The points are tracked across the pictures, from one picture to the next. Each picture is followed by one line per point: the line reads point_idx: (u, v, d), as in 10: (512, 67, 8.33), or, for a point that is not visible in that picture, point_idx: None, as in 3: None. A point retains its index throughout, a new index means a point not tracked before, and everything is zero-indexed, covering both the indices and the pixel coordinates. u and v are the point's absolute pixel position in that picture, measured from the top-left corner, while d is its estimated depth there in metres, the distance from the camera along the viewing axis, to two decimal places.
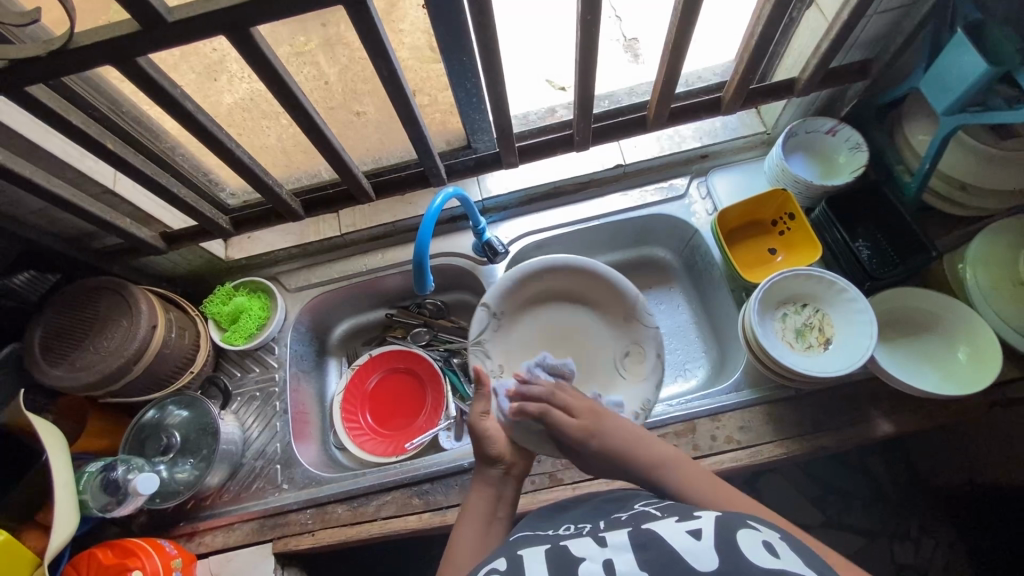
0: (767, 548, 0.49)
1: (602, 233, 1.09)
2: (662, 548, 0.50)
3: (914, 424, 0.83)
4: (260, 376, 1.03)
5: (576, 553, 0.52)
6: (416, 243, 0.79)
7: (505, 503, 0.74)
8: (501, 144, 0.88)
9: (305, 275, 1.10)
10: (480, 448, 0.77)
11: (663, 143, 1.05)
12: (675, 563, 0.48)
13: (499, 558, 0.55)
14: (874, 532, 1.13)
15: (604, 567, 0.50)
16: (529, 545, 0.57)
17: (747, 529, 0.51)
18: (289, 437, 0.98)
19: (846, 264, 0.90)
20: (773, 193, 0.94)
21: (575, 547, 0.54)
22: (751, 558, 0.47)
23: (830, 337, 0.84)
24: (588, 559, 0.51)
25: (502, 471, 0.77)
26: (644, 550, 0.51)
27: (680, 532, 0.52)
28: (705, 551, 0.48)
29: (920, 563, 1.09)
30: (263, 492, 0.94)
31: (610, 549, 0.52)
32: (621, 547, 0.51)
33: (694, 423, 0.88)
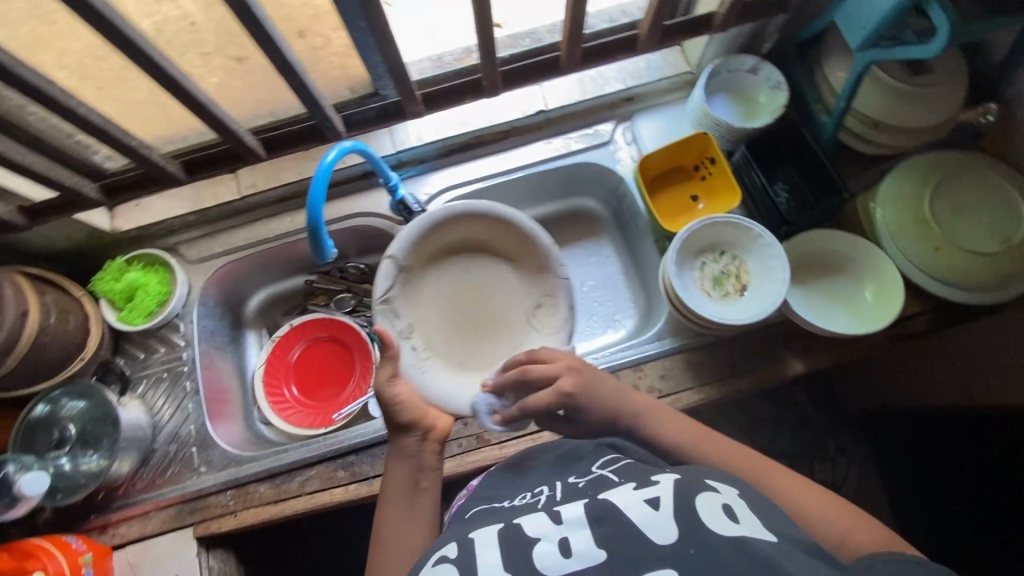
0: (727, 513, 0.52)
1: (528, 184, 1.05)
2: (618, 524, 0.52)
3: (824, 361, 0.86)
4: (166, 356, 0.96)
5: (530, 533, 0.54)
6: (308, 206, 0.72)
7: (429, 471, 0.70)
8: (400, 91, 0.80)
9: (207, 244, 1.00)
10: (390, 416, 0.71)
11: (585, 86, 1.01)
12: (633, 540, 0.50)
13: (449, 543, 0.56)
14: (795, 457, 1.24)
15: (561, 547, 0.51)
16: (482, 525, 0.57)
17: (707, 492, 0.54)
18: (203, 418, 0.93)
19: (764, 210, 0.89)
20: (695, 137, 0.90)
21: (528, 525, 0.55)
22: (710, 527, 0.50)
23: (747, 284, 0.84)
24: (542, 539, 0.53)
25: (420, 437, 0.71)
26: (601, 525, 0.52)
27: (638, 502, 0.54)
28: (663, 524, 0.51)
29: (835, 479, 1.21)
30: (180, 477, 0.89)
31: (566, 526, 0.53)
32: (576, 523, 0.53)
33: (618, 374, 0.89)
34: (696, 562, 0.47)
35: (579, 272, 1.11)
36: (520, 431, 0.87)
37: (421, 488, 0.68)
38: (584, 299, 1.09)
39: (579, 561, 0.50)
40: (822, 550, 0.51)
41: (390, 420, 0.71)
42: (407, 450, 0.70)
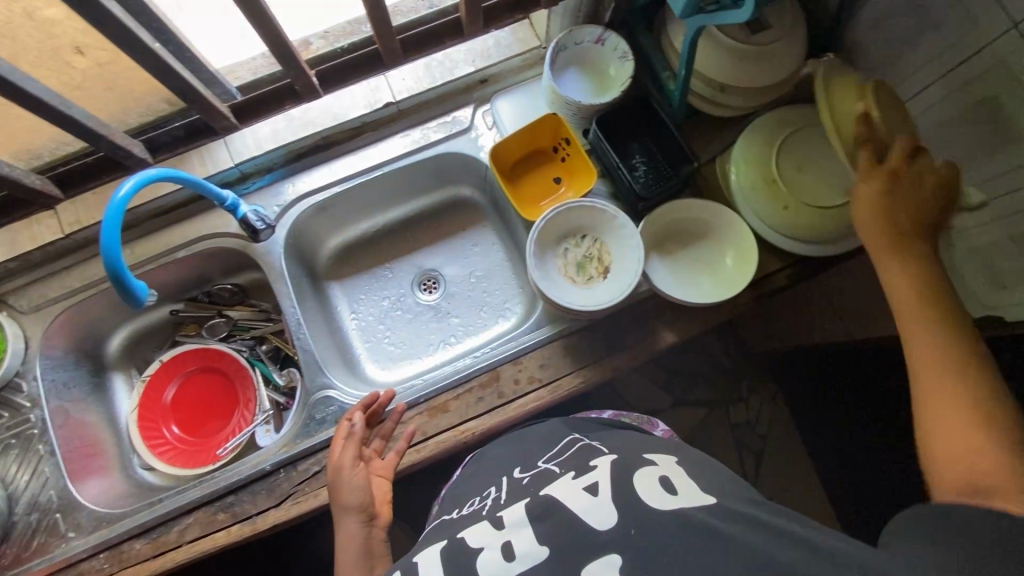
0: (665, 484, 0.51)
1: (394, 181, 0.99)
2: (559, 516, 0.49)
3: (695, 328, 0.88)
4: (12, 421, 0.87)
5: (471, 544, 0.51)
6: (105, 249, 0.66)
7: (379, 557, 0.71)
8: (198, 108, 0.74)
9: (38, 290, 0.91)
10: (340, 496, 0.74)
11: (435, 71, 0.95)
12: (573, 528, 0.48)
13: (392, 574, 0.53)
14: (713, 403, 1.33)
15: (503, 551, 0.49)
16: (427, 546, 0.55)
17: (647, 468, 0.53)
18: (63, 480, 0.86)
19: (620, 188, 0.88)
20: (545, 120, 0.88)
21: (472, 535, 0.52)
22: (648, 500, 0.48)
23: (609, 265, 0.84)
24: (485, 548, 0.50)
25: (367, 522, 0.73)
26: (542, 521, 0.50)
27: (578, 491, 0.52)
28: (602, 509, 0.48)
29: (749, 418, 1.33)
30: (47, 546, 0.83)
31: (508, 529, 0.51)
32: (518, 523, 0.51)
33: (498, 370, 0.88)
34: (638, 539, 0.45)
35: (464, 265, 1.10)
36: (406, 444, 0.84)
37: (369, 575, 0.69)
38: (472, 292, 1.08)
39: (521, 562, 0.47)
40: (770, 504, 0.50)
41: (340, 500, 0.74)
42: (354, 536, 0.71)
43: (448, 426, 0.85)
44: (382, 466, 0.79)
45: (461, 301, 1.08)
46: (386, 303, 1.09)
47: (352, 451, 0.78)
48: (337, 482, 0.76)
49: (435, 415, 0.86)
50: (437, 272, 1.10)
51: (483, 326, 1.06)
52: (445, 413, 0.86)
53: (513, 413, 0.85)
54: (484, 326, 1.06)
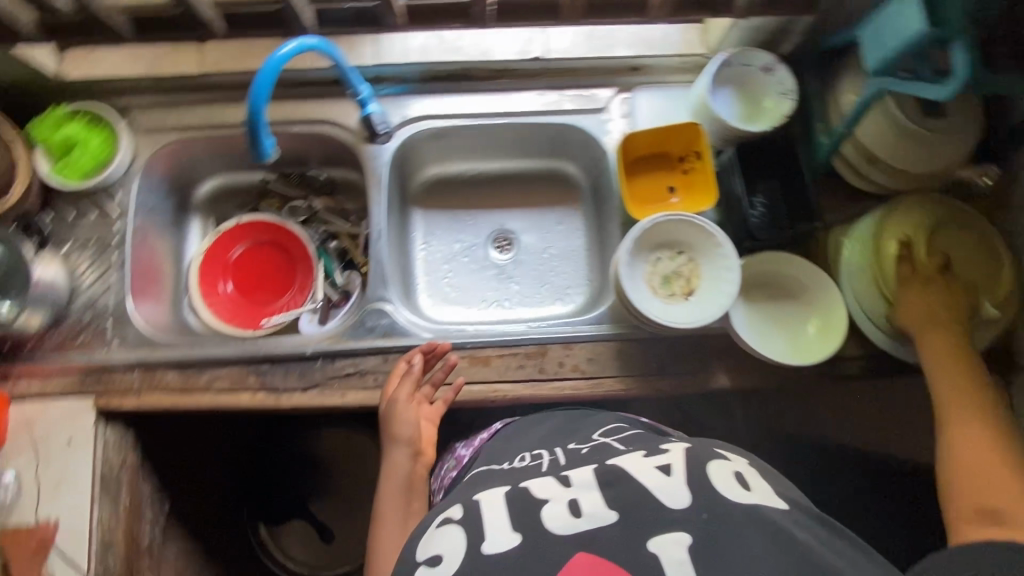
0: (738, 480, 0.57)
1: (513, 134, 0.99)
2: (626, 486, 0.57)
3: (749, 380, 0.86)
4: (97, 223, 0.91)
5: (539, 494, 0.59)
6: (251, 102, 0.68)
7: (418, 492, 0.80)
8: None
9: (160, 114, 0.94)
10: (392, 427, 0.81)
11: (594, 43, 0.94)
12: (645, 503, 0.55)
13: (455, 505, 0.62)
14: None
15: (570, 508, 0.57)
16: (487, 489, 0.64)
17: (718, 461, 0.59)
18: (124, 293, 0.90)
19: (732, 221, 0.86)
20: (685, 126, 0.85)
21: (536, 489, 0.61)
22: (723, 494, 0.55)
23: (694, 289, 0.82)
24: (550, 501, 0.58)
25: (411, 454, 0.81)
26: (610, 488, 0.58)
27: (652, 471, 0.59)
28: (676, 491, 0.55)
29: None
30: (90, 346, 0.87)
31: (576, 489, 0.59)
32: (586, 486, 0.58)
33: (547, 347, 0.87)
34: (708, 524, 0.52)
35: (543, 238, 1.10)
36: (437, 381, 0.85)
37: (408, 507, 0.79)
38: (540, 267, 1.09)
39: (587, 521, 0.55)
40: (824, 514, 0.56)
41: (390, 431, 0.81)
42: (400, 468, 0.80)
43: (481, 380, 0.86)
44: (431, 410, 0.83)
45: (527, 271, 1.08)
46: (456, 246, 1.10)
47: (409, 392, 0.82)
48: (390, 417, 0.82)
49: (474, 365, 0.87)
50: (514, 236, 1.10)
51: (539, 303, 1.07)
52: (483, 367, 0.87)
53: (547, 393, 0.85)
54: (540, 303, 1.07)
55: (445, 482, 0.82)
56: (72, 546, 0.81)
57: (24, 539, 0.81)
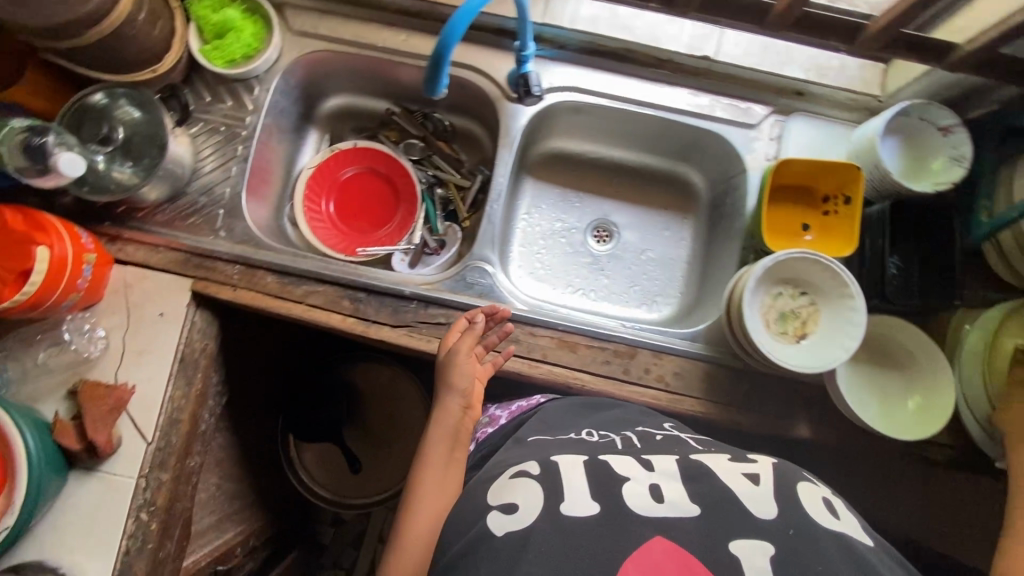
0: (824, 506, 0.56)
1: (653, 128, 0.96)
2: (711, 484, 0.57)
3: (829, 437, 0.84)
4: (230, 111, 0.91)
5: (620, 473, 0.59)
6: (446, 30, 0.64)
7: (464, 443, 0.75)
8: None
9: (314, 19, 0.92)
10: (445, 377, 0.78)
11: (766, 57, 0.89)
12: (729, 502, 0.54)
13: (532, 462, 0.64)
14: None
15: (652, 491, 0.56)
16: (563, 454, 0.65)
17: (806, 485, 0.58)
18: (241, 187, 0.90)
19: (866, 275, 0.83)
20: (844, 167, 0.80)
21: (616, 465, 0.61)
22: (813, 517, 0.54)
23: (807, 334, 0.79)
24: (632, 480, 0.58)
25: (462, 404, 0.77)
26: (694, 482, 0.57)
27: (737, 475, 0.59)
28: (765, 502, 0.55)
29: None
30: (198, 230, 0.88)
31: (657, 476, 0.58)
32: (668, 476, 0.58)
33: (637, 351, 0.86)
34: (793, 539, 0.51)
35: (645, 239, 1.07)
36: (522, 353, 0.85)
37: (453, 459, 0.73)
38: (635, 267, 1.06)
39: (669, 508, 0.54)
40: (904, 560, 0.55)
41: (444, 381, 0.78)
42: (449, 418, 0.76)
43: (565, 365, 0.85)
44: (485, 369, 0.80)
45: (620, 268, 1.06)
46: (557, 224, 1.08)
47: (470, 339, 0.80)
48: (447, 362, 0.79)
49: (560, 348, 0.85)
50: (616, 229, 1.08)
51: (625, 303, 1.04)
52: (570, 353, 0.85)
53: (627, 395, 0.83)
54: (626, 303, 1.04)
55: (477, 437, 0.82)
56: (143, 413, 0.84)
57: (102, 397, 0.82)
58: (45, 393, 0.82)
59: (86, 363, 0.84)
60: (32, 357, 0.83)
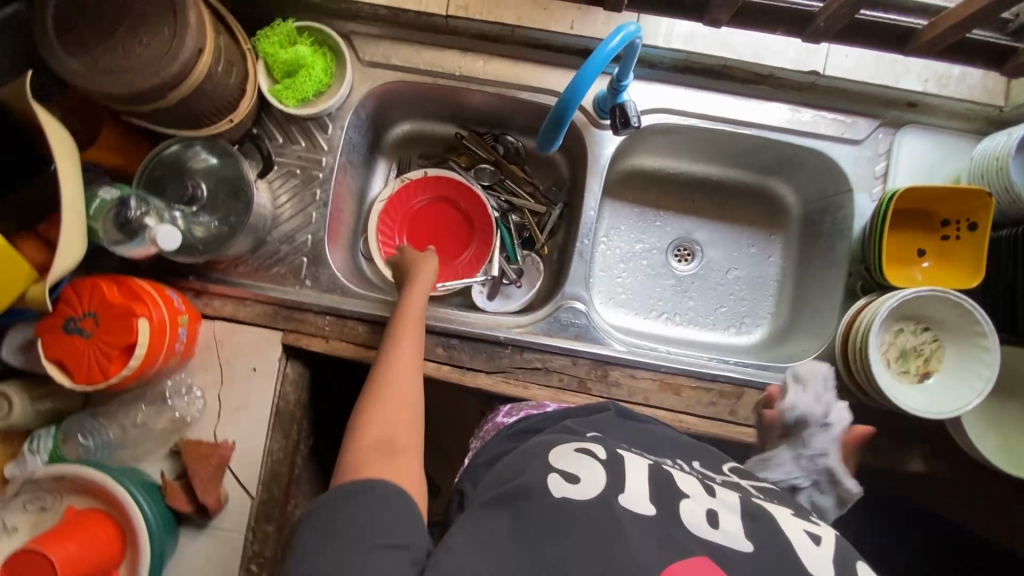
0: None
1: (747, 146, 0.90)
2: (773, 531, 0.50)
3: (946, 473, 0.81)
4: (305, 153, 0.87)
5: (681, 487, 0.53)
6: (570, 87, 0.64)
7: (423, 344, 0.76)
8: None
9: (385, 49, 0.87)
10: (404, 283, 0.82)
11: (880, 67, 0.82)
12: (787, 557, 0.48)
13: (596, 445, 0.59)
14: None
15: (707, 516, 0.50)
16: (629, 450, 0.59)
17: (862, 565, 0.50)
18: (322, 233, 0.87)
19: (992, 306, 0.78)
20: (975, 193, 0.74)
21: (680, 479, 0.55)
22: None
23: (931, 372, 0.75)
24: (690, 497, 0.52)
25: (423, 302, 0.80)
26: (754, 521, 0.51)
27: (799, 530, 0.51)
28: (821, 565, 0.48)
29: None
30: (282, 280, 0.86)
31: (719, 503, 0.52)
32: (731, 508, 0.51)
33: (743, 390, 0.82)
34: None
35: (731, 258, 1.02)
36: (625, 396, 0.82)
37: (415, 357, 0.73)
38: (721, 287, 1.01)
39: (724, 537, 0.48)
40: None
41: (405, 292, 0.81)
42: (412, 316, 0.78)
43: (670, 407, 0.82)
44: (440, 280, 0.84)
45: (706, 289, 1.01)
46: (637, 246, 1.03)
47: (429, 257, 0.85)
48: (406, 274, 0.84)
49: (663, 391, 0.82)
50: (699, 247, 1.03)
51: (713, 326, 1.00)
52: (674, 395, 0.82)
53: (735, 438, 0.81)
54: (714, 326, 1.00)
55: (521, 413, 0.76)
56: (245, 469, 0.83)
57: (206, 456, 0.80)
58: (147, 454, 0.82)
59: (185, 421, 0.83)
60: (131, 418, 0.82)
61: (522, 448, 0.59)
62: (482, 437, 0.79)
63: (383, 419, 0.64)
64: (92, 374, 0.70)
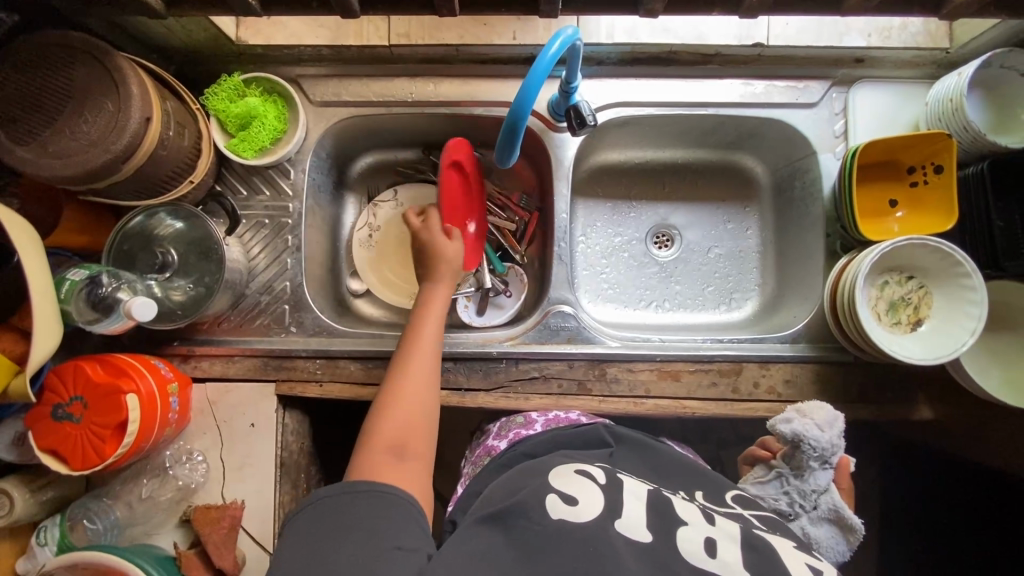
0: None
1: (705, 125, 0.91)
2: (770, 558, 0.53)
3: (955, 415, 0.81)
4: (271, 201, 0.87)
5: (680, 514, 0.57)
6: (519, 98, 0.64)
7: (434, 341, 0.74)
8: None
9: (335, 87, 0.87)
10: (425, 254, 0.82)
11: (822, 28, 0.83)
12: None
13: (598, 468, 0.63)
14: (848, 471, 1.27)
15: (706, 545, 0.53)
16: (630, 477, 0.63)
17: None
18: (300, 278, 0.87)
19: (972, 242, 0.79)
20: (934, 136, 0.75)
21: (677, 505, 0.59)
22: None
23: (923, 320, 0.75)
24: (689, 525, 0.56)
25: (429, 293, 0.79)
26: (752, 550, 0.53)
27: (798, 558, 0.54)
28: None
29: None
30: (268, 331, 0.86)
31: (717, 531, 0.55)
32: (729, 538, 0.54)
33: (741, 365, 0.82)
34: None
35: (710, 236, 1.02)
36: (625, 392, 0.82)
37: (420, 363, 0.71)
38: (706, 267, 1.01)
39: (721, 566, 0.52)
40: None
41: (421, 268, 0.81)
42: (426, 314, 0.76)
43: (672, 395, 0.81)
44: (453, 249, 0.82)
45: (690, 271, 1.01)
46: (616, 239, 1.03)
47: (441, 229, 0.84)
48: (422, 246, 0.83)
49: (663, 379, 0.82)
50: (676, 231, 1.03)
51: (704, 307, 1.00)
52: (673, 381, 0.82)
53: (741, 415, 0.80)
54: (705, 306, 1.00)
55: (510, 436, 0.75)
56: (258, 527, 0.82)
57: (216, 520, 0.79)
58: (158, 526, 0.81)
59: (190, 487, 0.82)
60: (135, 495, 0.81)
61: (522, 469, 0.63)
62: (474, 461, 0.79)
63: (386, 439, 0.63)
64: (87, 458, 0.69)
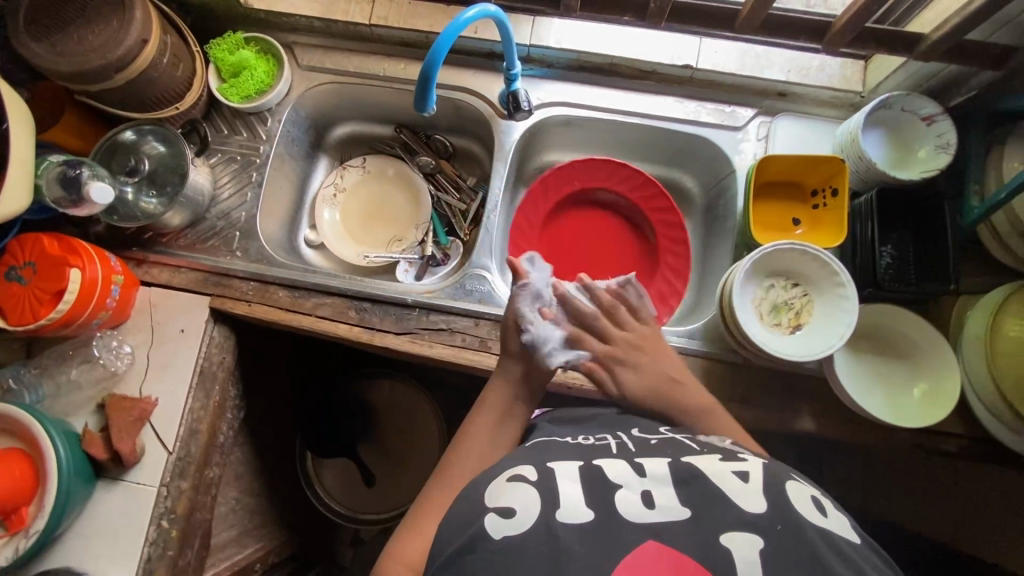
0: (815, 503, 0.51)
1: (641, 135, 0.99)
2: (707, 487, 0.51)
3: (836, 430, 0.83)
4: (246, 141, 0.99)
5: (613, 479, 0.53)
6: (431, 51, 0.71)
7: (523, 403, 0.74)
8: None
9: (320, 55, 1.01)
10: (507, 340, 0.77)
11: (746, 60, 0.93)
12: (721, 504, 0.49)
13: (526, 465, 0.56)
14: None
15: (644, 499, 0.51)
16: (559, 457, 0.58)
17: (794, 481, 0.53)
18: (255, 211, 0.97)
19: (859, 262, 0.83)
20: (828, 160, 0.82)
21: (609, 468, 0.55)
22: (803, 513, 0.49)
23: (802, 324, 0.81)
24: (626, 487, 0.52)
25: (524, 369, 0.76)
26: (686, 486, 0.52)
27: (727, 473, 0.53)
28: (753, 496, 0.50)
29: None
30: (216, 251, 0.95)
31: (651, 481, 0.52)
32: (662, 481, 0.52)
33: None
34: (782, 536, 0.47)
35: None
36: None
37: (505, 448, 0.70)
38: None
39: (662, 513, 0.49)
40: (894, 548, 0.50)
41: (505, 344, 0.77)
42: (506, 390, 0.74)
43: None
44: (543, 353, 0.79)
45: None
46: None
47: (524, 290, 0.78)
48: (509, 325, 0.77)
49: None
50: None
51: None
52: None
53: None
54: None
55: None
56: (164, 424, 0.88)
57: (127, 408, 0.86)
58: (75, 407, 0.87)
59: (113, 377, 0.89)
60: (63, 374, 0.88)
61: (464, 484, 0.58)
62: None
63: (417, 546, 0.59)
64: (24, 315, 0.78)
